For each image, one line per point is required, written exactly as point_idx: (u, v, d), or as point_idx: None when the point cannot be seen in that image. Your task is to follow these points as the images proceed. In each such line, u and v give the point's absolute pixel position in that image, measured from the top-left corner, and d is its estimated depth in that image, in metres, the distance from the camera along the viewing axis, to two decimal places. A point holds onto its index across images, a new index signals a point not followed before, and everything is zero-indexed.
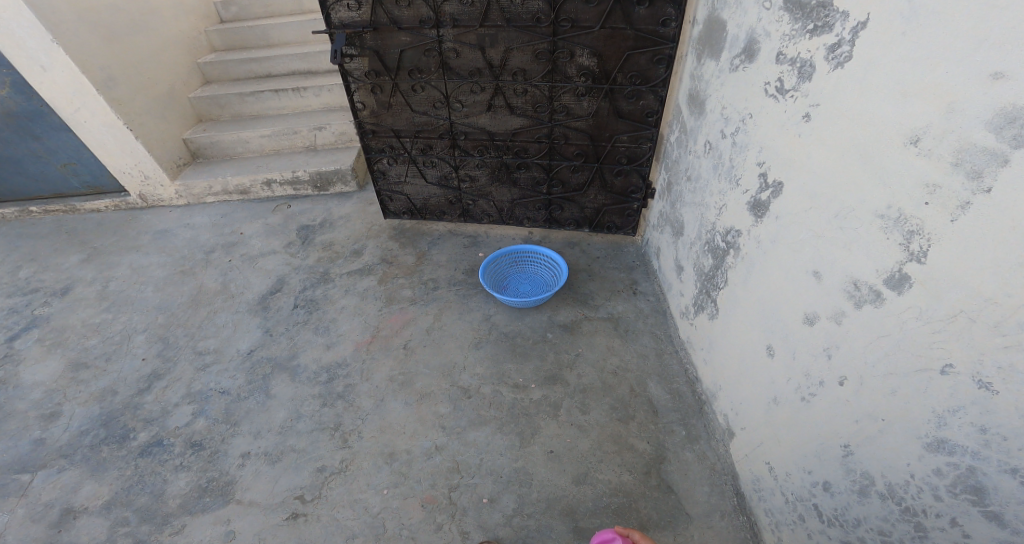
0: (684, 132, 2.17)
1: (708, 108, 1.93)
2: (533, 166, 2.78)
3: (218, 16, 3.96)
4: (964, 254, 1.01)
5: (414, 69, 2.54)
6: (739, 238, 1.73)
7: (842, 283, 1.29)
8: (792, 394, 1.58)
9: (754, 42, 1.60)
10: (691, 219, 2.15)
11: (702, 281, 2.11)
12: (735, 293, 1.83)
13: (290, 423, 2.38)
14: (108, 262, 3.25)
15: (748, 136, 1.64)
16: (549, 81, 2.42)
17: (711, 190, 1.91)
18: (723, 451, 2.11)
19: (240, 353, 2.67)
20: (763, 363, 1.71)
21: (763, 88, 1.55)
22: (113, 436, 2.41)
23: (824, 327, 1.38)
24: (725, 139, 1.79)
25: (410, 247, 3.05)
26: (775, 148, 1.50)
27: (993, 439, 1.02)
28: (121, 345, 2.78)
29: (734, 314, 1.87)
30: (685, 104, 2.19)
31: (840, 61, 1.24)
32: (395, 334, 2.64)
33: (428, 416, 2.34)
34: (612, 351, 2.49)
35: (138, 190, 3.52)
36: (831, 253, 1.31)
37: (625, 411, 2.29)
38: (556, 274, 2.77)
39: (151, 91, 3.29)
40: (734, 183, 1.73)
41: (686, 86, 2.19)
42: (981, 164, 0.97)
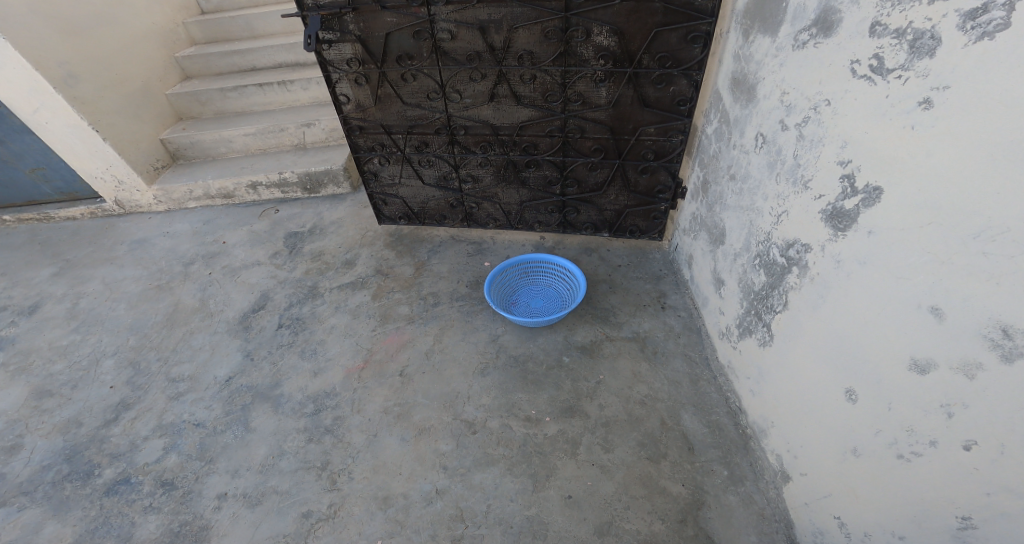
0: (726, 123, 1.82)
1: (760, 94, 1.58)
2: (544, 164, 2.43)
3: (199, 7, 3.67)
4: None
5: (403, 55, 2.21)
6: (807, 254, 1.38)
7: (980, 326, 0.96)
8: (882, 450, 1.23)
9: (830, 11, 1.24)
10: (735, 227, 1.79)
11: (750, 300, 1.75)
12: (797, 319, 1.48)
13: (271, 461, 2.06)
14: (81, 277, 2.96)
15: (821, 129, 1.29)
16: (561, 65, 2.07)
17: (766, 193, 1.55)
18: (775, 495, 1.76)
19: (217, 381, 2.36)
20: (838, 407, 1.36)
21: (847, 69, 1.20)
22: (76, 473, 2.10)
23: (943, 379, 1.04)
24: (786, 131, 1.43)
25: (408, 256, 2.73)
26: (868, 142, 1.14)
27: None
28: (89, 371, 2.48)
29: (795, 345, 1.52)
30: (727, 89, 1.83)
31: (987, 31, 0.90)
32: (390, 358, 2.32)
33: (427, 454, 2.01)
34: (639, 378, 2.15)
35: (113, 196, 3.25)
36: (967, 285, 0.97)
37: (656, 448, 1.95)
38: (571, 287, 2.43)
39: (120, 89, 3.03)
40: (800, 186, 1.38)
41: (729, 68, 1.82)
42: None
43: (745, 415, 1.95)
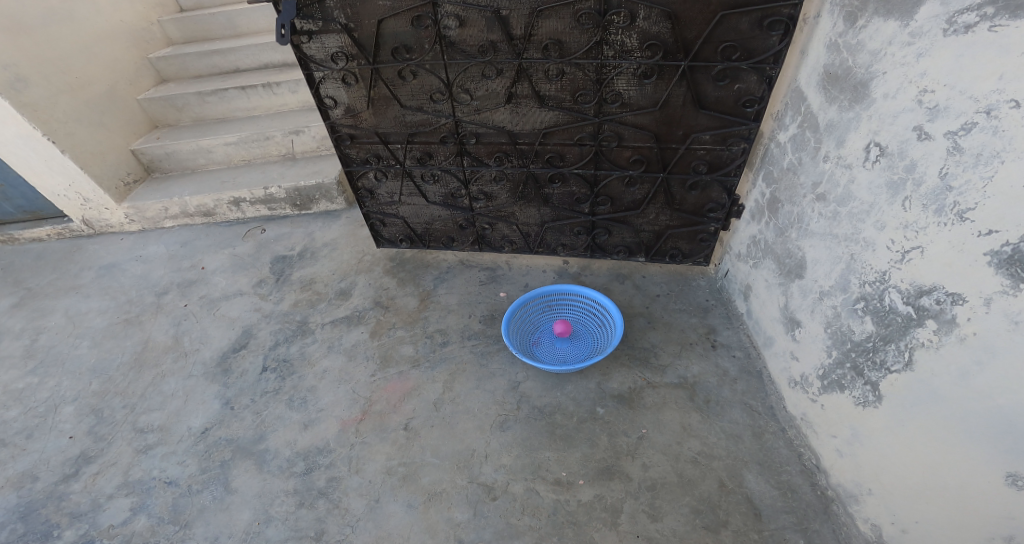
0: (815, 128, 1.49)
1: (876, 91, 1.24)
2: (571, 179, 2.08)
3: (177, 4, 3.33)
4: None
5: (399, 47, 1.86)
6: (959, 306, 1.06)
7: None
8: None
9: None
10: (824, 258, 1.45)
11: (844, 352, 1.41)
12: (930, 385, 1.15)
13: (256, 528, 1.70)
14: (40, 308, 2.54)
15: (1002, 142, 0.96)
16: (597, 58, 1.73)
17: (884, 220, 1.23)
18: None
19: (191, 433, 1.96)
20: (994, 496, 1.07)
21: None
22: (32, 533, 1.74)
23: None
24: (926, 141, 1.11)
25: (412, 285, 2.38)
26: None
27: None
28: (45, 419, 2.06)
29: (922, 413, 1.18)
30: (816, 87, 1.49)
31: None
32: (393, 410, 1.95)
33: (439, 525, 1.66)
34: (690, 432, 1.79)
35: (79, 214, 2.89)
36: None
37: (715, 516, 1.60)
38: (603, 323, 2.09)
39: (80, 94, 2.69)
40: (956, 217, 1.05)
41: (819, 61, 1.48)
42: None
43: (824, 476, 1.61)
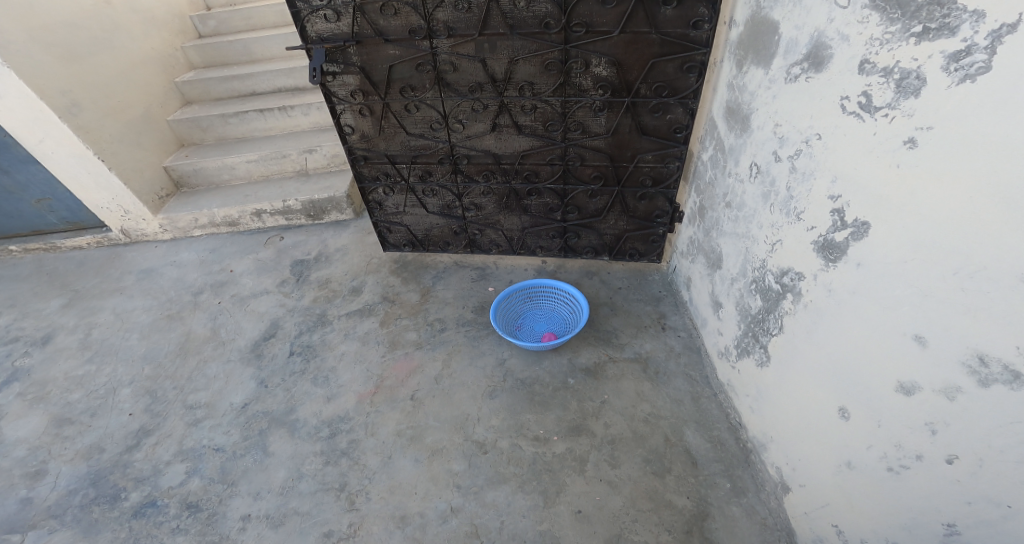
0: (721, 151, 1.96)
1: (754, 124, 1.70)
2: (545, 192, 2.53)
3: (196, 31, 3.76)
4: None
5: (406, 87, 2.30)
6: (801, 282, 1.50)
7: (960, 355, 1.05)
8: (874, 462, 1.33)
9: (822, 47, 1.33)
10: (731, 252, 1.91)
11: (748, 323, 1.86)
12: (794, 345, 1.59)
13: (290, 484, 2.06)
14: (90, 307, 2.93)
15: (814, 163, 1.40)
16: (561, 95, 2.18)
17: (761, 221, 1.68)
18: (776, 505, 1.84)
19: (233, 408, 2.34)
20: (834, 426, 1.46)
21: (840, 103, 1.28)
22: (103, 496, 2.08)
23: (927, 401, 1.15)
24: (780, 162, 1.56)
25: (414, 282, 2.80)
26: (861, 181, 1.23)
27: None
28: (107, 399, 2.44)
29: (795, 366, 1.61)
30: (721, 118, 1.95)
31: (970, 73, 0.96)
32: (401, 384, 2.35)
33: (440, 475, 2.05)
34: (642, 397, 2.23)
35: (118, 225, 3.28)
36: (950, 319, 1.06)
37: (660, 463, 2.02)
38: (574, 311, 2.53)
39: (122, 117, 3.08)
40: (794, 217, 1.50)
41: (722, 98, 1.94)
42: None
43: (746, 430, 2.03)
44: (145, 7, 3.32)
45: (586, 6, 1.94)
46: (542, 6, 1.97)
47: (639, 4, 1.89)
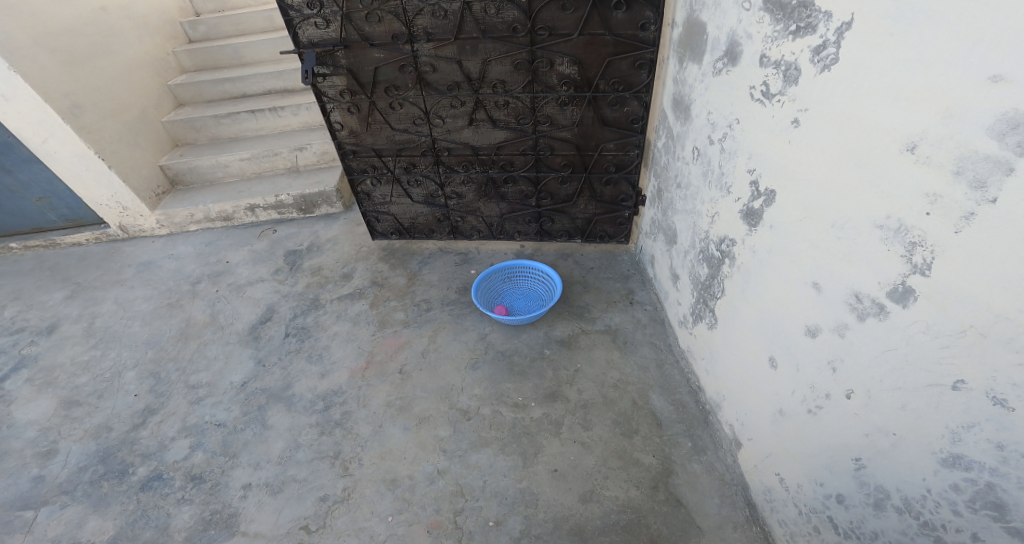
0: (671, 139, 2.29)
1: (694, 113, 2.06)
2: (520, 180, 2.77)
3: (186, 36, 3.91)
4: (970, 265, 1.01)
5: (390, 86, 2.50)
6: (733, 247, 1.84)
7: (845, 295, 1.31)
8: (798, 406, 1.55)
9: (736, 45, 1.71)
10: (684, 228, 2.24)
11: (699, 290, 2.15)
12: (733, 304, 1.88)
13: (288, 453, 2.17)
14: (93, 298, 3.08)
15: (736, 142, 1.77)
16: (531, 92, 2.44)
17: (703, 197, 2.04)
18: (732, 461, 1.97)
19: (233, 386, 2.48)
20: (767, 376, 1.70)
21: (749, 93, 1.65)
22: (112, 472, 2.20)
23: (828, 339, 1.39)
24: (714, 145, 1.92)
25: (401, 268, 2.99)
26: (768, 156, 1.58)
27: (1011, 456, 0.99)
28: (112, 382, 2.58)
29: (735, 323, 1.88)
30: (670, 109, 2.28)
31: (826, 63, 1.29)
32: (390, 359, 2.49)
33: (428, 440, 2.14)
34: (612, 364, 2.38)
35: (117, 221, 3.44)
36: (833, 265, 1.34)
37: (628, 425, 2.14)
38: (549, 288, 2.74)
39: (121, 117, 3.25)
40: (725, 190, 1.85)
41: (670, 91, 2.26)
42: (983, 173, 0.96)
43: (705, 392, 2.19)
44: (139, 13, 3.47)
45: (548, 11, 2.19)
46: (509, 13, 2.22)
47: (593, 10, 2.17)
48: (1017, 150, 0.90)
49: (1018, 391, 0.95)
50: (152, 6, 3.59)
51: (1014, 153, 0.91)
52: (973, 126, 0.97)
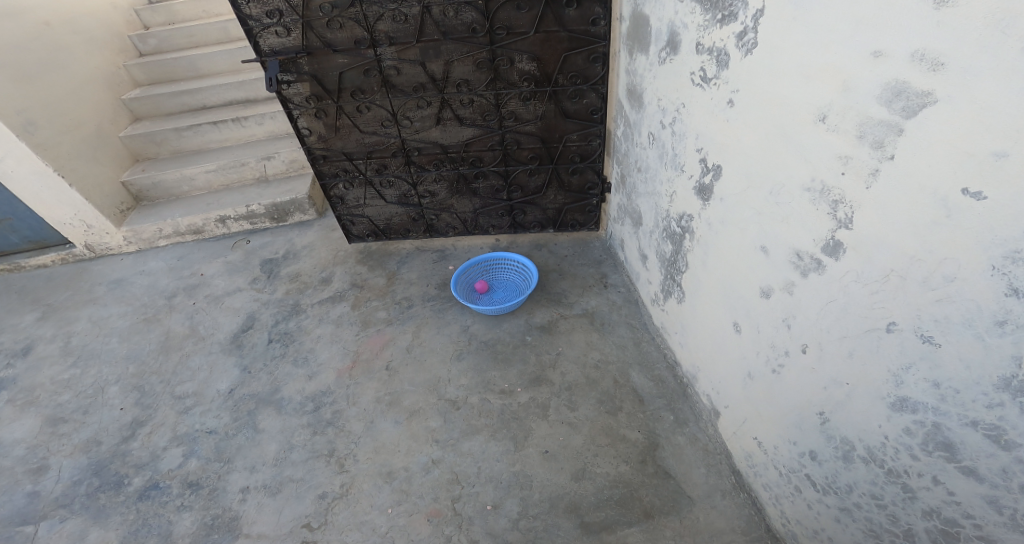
0: (628, 126, 2.44)
1: (646, 101, 2.21)
2: (490, 175, 2.86)
3: (136, 50, 3.82)
4: (883, 218, 1.14)
5: (356, 90, 2.54)
6: (691, 222, 1.99)
7: (788, 255, 1.45)
8: (763, 367, 1.66)
9: (675, 34, 1.87)
10: (647, 209, 2.39)
11: (666, 267, 2.28)
12: (696, 276, 2.02)
13: (283, 455, 2.18)
14: (66, 318, 3.00)
15: (684, 125, 1.93)
16: (493, 89, 2.53)
17: (661, 178, 2.18)
18: (713, 431, 2.02)
19: (221, 394, 2.47)
20: (733, 341, 1.82)
21: (690, 78, 1.82)
22: (107, 483, 2.17)
23: (779, 298, 1.53)
24: (665, 129, 2.07)
25: (379, 269, 3.02)
26: (710, 134, 1.75)
27: (947, 392, 1.08)
28: (96, 397, 2.53)
29: (699, 295, 2.01)
30: (625, 99, 2.42)
31: (748, 47, 1.47)
32: (376, 357, 2.53)
33: (420, 432, 2.19)
34: (592, 345, 2.46)
35: (83, 240, 3.35)
36: (776, 228, 1.49)
37: (612, 403, 2.20)
38: (526, 278, 2.83)
39: (78, 133, 3.17)
40: (679, 169, 2.01)
41: (624, 82, 2.40)
42: (881, 135, 1.11)
43: (681, 365, 2.27)
44: (84, 27, 3.38)
45: (505, 12, 2.29)
46: (467, 14, 2.31)
47: (546, 8, 2.28)
48: (904, 114, 1.05)
49: (940, 325, 1.07)
50: (95, 19, 3.49)
51: (902, 116, 1.06)
52: (866, 97, 1.12)
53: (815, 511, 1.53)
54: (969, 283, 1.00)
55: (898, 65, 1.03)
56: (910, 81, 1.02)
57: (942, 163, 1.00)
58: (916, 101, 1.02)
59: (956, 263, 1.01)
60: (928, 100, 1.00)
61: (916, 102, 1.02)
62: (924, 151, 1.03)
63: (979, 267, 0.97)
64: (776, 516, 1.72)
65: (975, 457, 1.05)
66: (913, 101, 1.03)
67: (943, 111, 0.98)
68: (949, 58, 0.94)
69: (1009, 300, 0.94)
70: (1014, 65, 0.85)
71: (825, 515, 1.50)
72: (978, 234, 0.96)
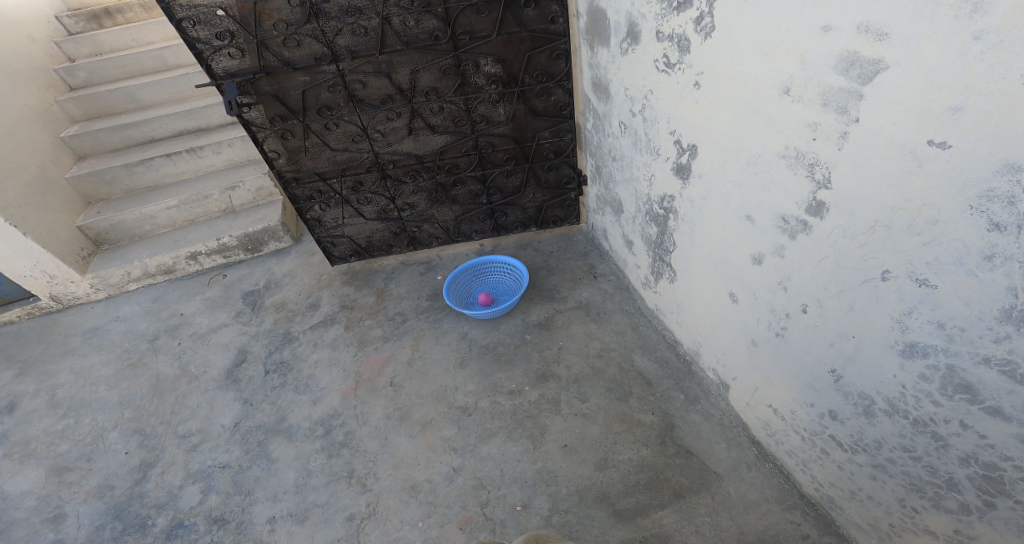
0: (598, 118, 2.49)
1: (613, 91, 2.26)
2: (467, 180, 2.88)
3: (65, 84, 3.56)
4: (860, 177, 1.20)
5: (322, 108, 2.50)
6: (674, 203, 2.05)
7: (774, 221, 1.51)
8: (766, 333, 1.72)
9: (634, 25, 1.93)
10: (627, 196, 2.44)
11: (654, 249, 2.34)
12: (685, 254, 2.08)
13: (303, 481, 2.10)
14: (45, 371, 2.80)
15: (654, 111, 1.99)
16: (462, 94, 2.53)
17: (637, 164, 2.24)
18: (726, 405, 2.09)
19: (226, 428, 2.36)
20: (730, 311, 1.88)
21: (654, 65, 1.88)
22: (131, 526, 2.06)
23: (772, 264, 1.59)
24: (636, 116, 2.13)
25: (367, 287, 2.97)
26: (681, 116, 1.81)
27: (953, 333, 1.13)
28: (96, 445, 2.38)
29: (691, 273, 2.08)
30: (591, 92, 2.48)
31: (706, 31, 1.54)
32: (378, 374, 2.47)
33: (436, 442, 2.16)
34: (592, 335, 2.49)
35: (46, 291, 3.14)
36: (758, 197, 1.55)
37: (622, 390, 2.24)
38: (516, 278, 2.85)
39: (22, 178, 2.96)
40: (655, 153, 2.07)
41: (588, 75, 2.46)
42: (843, 102, 1.18)
43: (681, 344, 2.33)
44: (6, 63, 3.10)
45: (465, 17, 2.30)
46: (428, 22, 2.31)
47: (506, 10, 2.31)
48: (860, 80, 1.12)
49: (933, 268, 1.11)
50: (16, 54, 3.21)
51: (859, 83, 1.12)
52: (823, 68, 1.19)
53: (847, 471, 1.58)
54: (952, 224, 1.04)
55: (847, 38, 1.11)
56: (861, 50, 1.09)
57: (904, 118, 1.06)
58: (869, 69, 1.09)
59: (936, 208, 1.06)
60: (880, 66, 1.07)
61: (869, 70, 1.09)
62: (886, 112, 1.09)
63: (959, 210, 1.02)
64: (806, 480, 1.78)
65: (997, 396, 1.09)
66: (866, 69, 1.10)
67: (894, 75, 1.04)
68: (890, 28, 1.01)
69: (993, 235, 0.98)
70: (950, 31, 0.92)
71: (860, 474, 1.54)
72: (950, 179, 1.01)
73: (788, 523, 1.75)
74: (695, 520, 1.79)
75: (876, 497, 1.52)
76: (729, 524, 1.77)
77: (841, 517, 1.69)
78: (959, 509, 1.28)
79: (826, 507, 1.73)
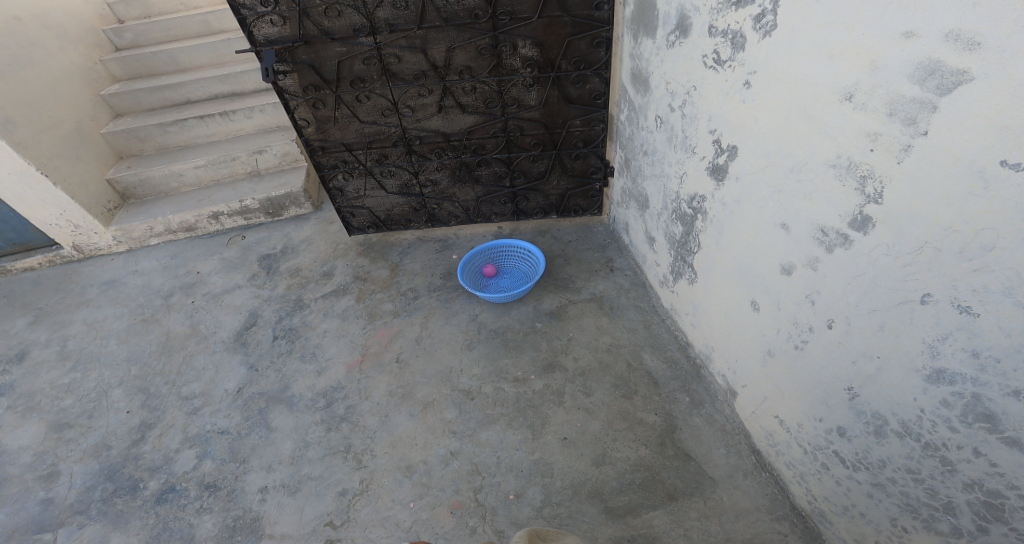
0: (633, 110, 2.40)
1: (653, 84, 2.18)
2: (493, 162, 2.83)
3: (112, 44, 3.61)
4: (916, 192, 1.11)
5: (356, 79, 2.46)
6: (704, 203, 1.97)
7: (812, 231, 1.43)
8: (785, 344, 1.64)
9: (685, 18, 1.84)
10: (654, 192, 2.37)
11: (676, 248, 2.27)
12: (710, 255, 2.00)
13: (299, 452, 2.13)
14: (59, 322, 2.88)
15: (695, 107, 1.90)
16: (496, 76, 2.47)
17: (670, 160, 2.16)
18: (730, 411, 2.03)
19: (229, 393, 2.40)
20: (750, 318, 1.81)
21: (702, 61, 1.79)
22: (122, 488, 2.11)
23: (802, 275, 1.51)
24: (675, 112, 2.04)
25: (382, 260, 2.96)
26: (724, 115, 1.73)
27: (987, 362, 1.05)
28: (100, 401, 2.45)
29: (714, 275, 2.00)
30: (629, 83, 2.39)
31: (766, 29, 1.45)
32: (385, 349, 2.48)
33: (436, 424, 2.15)
34: (602, 330, 2.44)
35: (70, 241, 3.22)
36: (797, 205, 1.46)
37: (627, 387, 2.19)
38: (533, 265, 2.80)
39: (57, 131, 3.02)
40: (690, 151, 1.98)
41: (628, 66, 2.37)
42: (912, 113, 1.09)
43: (692, 345, 2.27)
44: (53, 20, 3.15)
45: None
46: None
47: None
48: (937, 91, 1.03)
49: (978, 295, 1.04)
50: (66, 13, 3.27)
51: (935, 94, 1.03)
52: (896, 75, 1.10)
53: (845, 487, 1.52)
54: (1009, 251, 0.96)
55: (931, 45, 1.01)
56: (944, 59, 1.00)
57: (977, 134, 0.97)
58: (950, 79, 1.00)
59: (994, 232, 0.98)
60: (963, 78, 0.98)
61: (950, 80, 1.00)
62: (959, 127, 1.00)
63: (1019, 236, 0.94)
64: (800, 493, 1.72)
65: (1017, 427, 1.02)
66: (946, 79, 1.01)
67: (978, 88, 0.96)
68: (985, 37, 0.92)
69: None
70: None
71: (857, 491, 1.48)
72: (1017, 202, 0.93)
73: (774, 533, 1.71)
74: (685, 524, 1.75)
75: (869, 515, 1.46)
76: (716, 530, 1.73)
77: (828, 531, 1.64)
78: (950, 532, 1.24)
79: (816, 521, 1.68)
